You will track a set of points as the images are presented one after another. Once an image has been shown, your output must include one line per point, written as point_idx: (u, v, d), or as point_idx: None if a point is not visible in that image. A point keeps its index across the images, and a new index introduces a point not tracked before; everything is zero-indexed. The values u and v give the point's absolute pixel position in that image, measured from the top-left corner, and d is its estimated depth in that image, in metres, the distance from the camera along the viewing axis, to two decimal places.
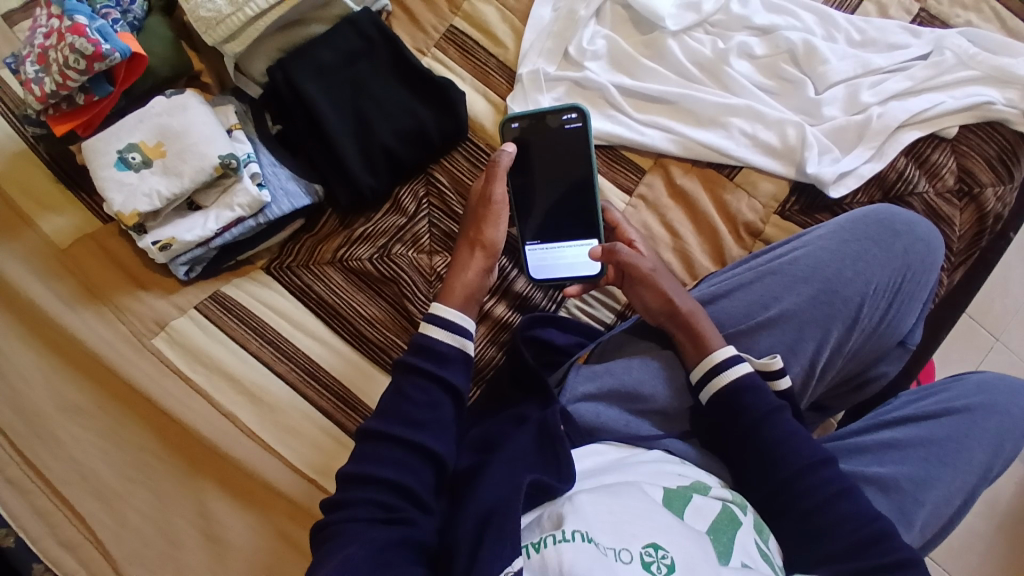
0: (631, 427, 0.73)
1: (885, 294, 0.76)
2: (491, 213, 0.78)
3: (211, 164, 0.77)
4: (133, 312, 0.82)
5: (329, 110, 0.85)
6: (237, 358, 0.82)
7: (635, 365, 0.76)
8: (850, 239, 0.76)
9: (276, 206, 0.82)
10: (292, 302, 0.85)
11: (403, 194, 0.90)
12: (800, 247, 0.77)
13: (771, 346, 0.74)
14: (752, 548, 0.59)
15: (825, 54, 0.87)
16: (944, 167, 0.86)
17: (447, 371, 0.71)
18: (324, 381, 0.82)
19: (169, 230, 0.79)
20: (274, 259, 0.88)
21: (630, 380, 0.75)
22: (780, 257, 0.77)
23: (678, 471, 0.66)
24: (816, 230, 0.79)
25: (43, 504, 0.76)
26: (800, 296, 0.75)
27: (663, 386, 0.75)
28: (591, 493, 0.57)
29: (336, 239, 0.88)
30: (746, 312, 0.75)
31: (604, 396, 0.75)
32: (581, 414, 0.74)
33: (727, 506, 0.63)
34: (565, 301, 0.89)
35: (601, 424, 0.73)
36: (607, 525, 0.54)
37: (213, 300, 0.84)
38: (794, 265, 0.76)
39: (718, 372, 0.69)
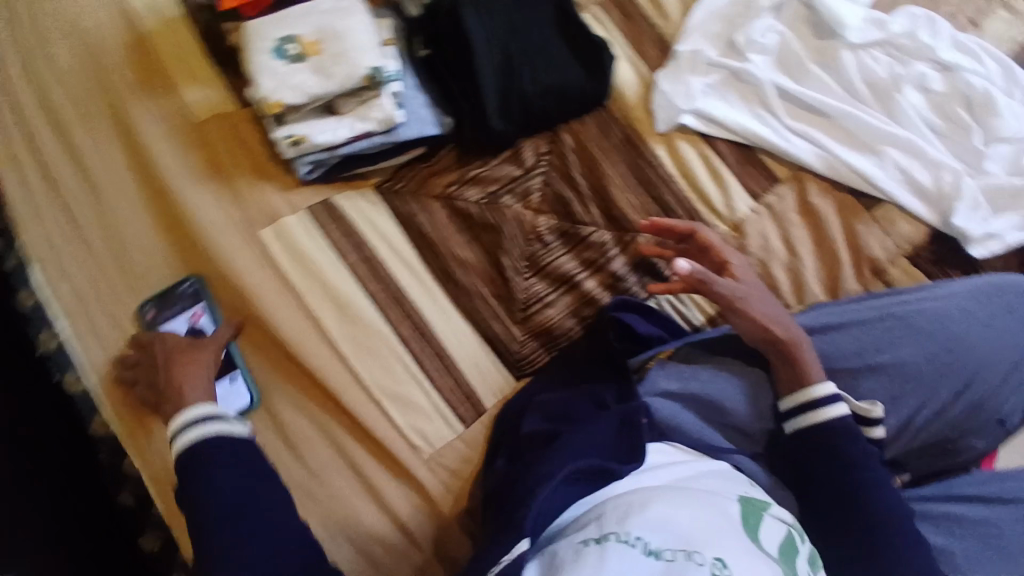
0: (703, 435, 0.73)
1: (1001, 368, 0.73)
2: None
3: (360, 74, 0.79)
4: (251, 201, 0.86)
5: (480, 44, 0.83)
6: (335, 268, 0.84)
7: (723, 379, 0.76)
8: (978, 308, 0.74)
9: (406, 130, 0.84)
10: (394, 226, 0.87)
11: (526, 147, 0.89)
12: (926, 299, 0.74)
13: (867, 389, 0.72)
14: None
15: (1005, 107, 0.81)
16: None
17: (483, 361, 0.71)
18: (408, 309, 0.84)
19: (304, 127, 0.81)
20: (387, 179, 0.89)
21: (713, 392, 0.75)
22: (904, 304, 0.74)
23: (745, 487, 0.63)
24: (952, 285, 0.76)
25: (124, 359, 0.80)
26: (914, 350, 0.72)
27: (745, 403, 0.75)
28: (664, 498, 0.55)
29: (448, 176, 0.89)
30: (857, 351, 0.72)
31: (684, 399, 0.75)
32: (657, 410, 0.74)
33: (788, 531, 0.57)
34: (657, 293, 0.87)
35: (674, 424, 0.73)
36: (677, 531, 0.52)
37: (324, 206, 0.86)
38: (917, 315, 0.73)
39: (817, 407, 0.68)
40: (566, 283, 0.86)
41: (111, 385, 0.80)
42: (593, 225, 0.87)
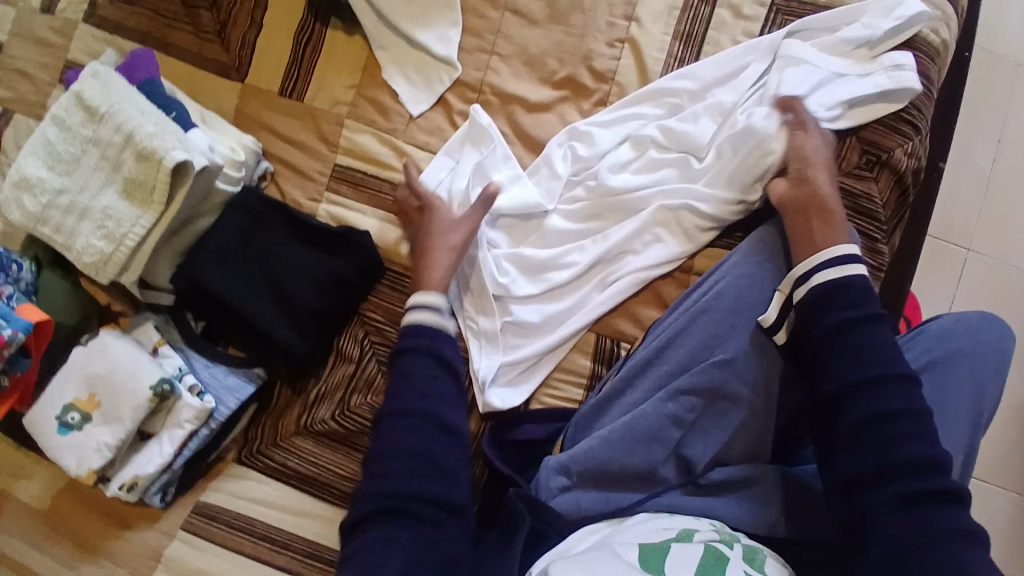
0: (612, 502, 0.72)
1: None
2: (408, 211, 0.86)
3: (144, 397, 0.77)
4: (126, 553, 0.81)
5: (242, 294, 0.84)
6: (237, 566, 0.79)
7: (611, 440, 0.74)
8: (763, 257, 0.78)
9: (223, 406, 0.83)
10: (270, 485, 0.85)
11: (345, 342, 0.89)
12: (721, 279, 0.78)
13: (720, 386, 0.74)
14: None
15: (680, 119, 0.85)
16: (842, 148, 0.83)
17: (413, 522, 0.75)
18: (323, 555, 0.80)
19: (130, 469, 0.80)
20: (242, 447, 0.90)
21: (607, 458, 0.73)
22: (706, 294, 0.78)
23: (665, 525, 0.66)
24: (732, 255, 0.79)
25: None
26: (734, 330, 0.76)
27: (635, 449, 0.73)
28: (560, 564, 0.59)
29: (293, 408, 0.88)
30: (691, 359, 0.76)
31: (582, 481, 0.74)
32: (563, 508, 0.72)
33: (710, 545, 0.61)
34: (539, 395, 0.85)
35: (583, 512, 0.72)
36: None
37: (196, 514, 0.83)
38: (720, 299, 0.77)
39: (818, 269, 0.72)
40: None
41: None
42: None
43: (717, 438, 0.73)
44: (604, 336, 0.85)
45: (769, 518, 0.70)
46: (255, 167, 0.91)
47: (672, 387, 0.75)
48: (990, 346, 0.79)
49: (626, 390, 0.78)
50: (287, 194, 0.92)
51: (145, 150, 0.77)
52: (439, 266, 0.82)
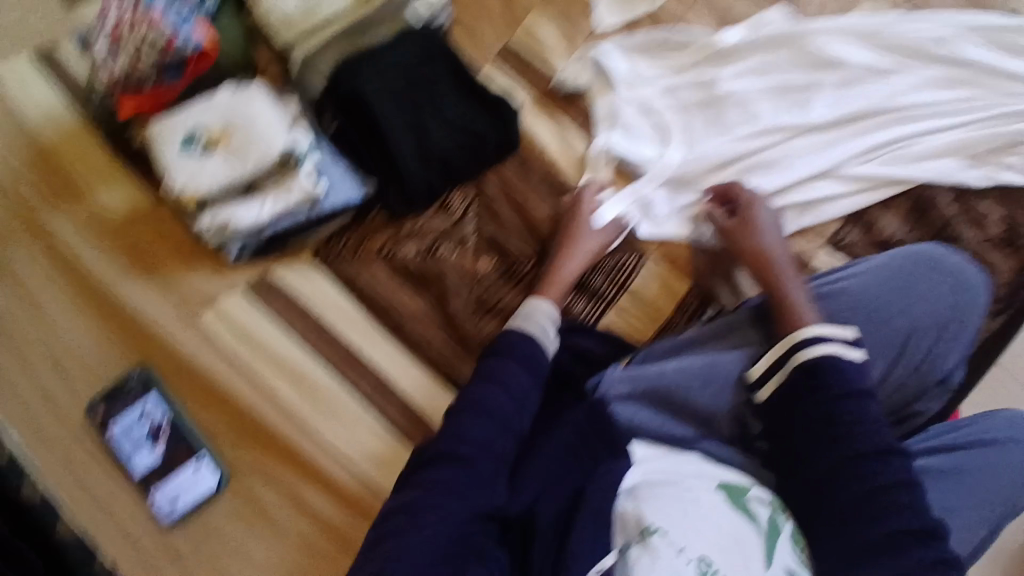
0: (666, 430, 0.74)
1: (930, 330, 0.79)
2: (571, 254, 0.85)
3: (274, 154, 0.83)
4: (183, 291, 0.85)
5: (390, 107, 0.85)
6: (284, 340, 0.86)
7: (690, 366, 0.75)
8: (898, 272, 0.81)
9: (329, 199, 0.85)
10: (336, 293, 0.88)
11: (453, 197, 0.92)
12: (852, 276, 0.82)
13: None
14: (793, 555, 0.62)
15: (764, 179, 0.89)
16: (986, 214, 0.90)
17: (519, 355, 0.74)
18: (365, 370, 0.85)
19: (227, 211, 0.81)
20: (320, 247, 0.90)
21: (669, 383, 0.75)
22: (833, 284, 0.82)
23: (716, 471, 0.67)
24: (868, 260, 0.83)
25: (88, 455, 0.80)
26: (851, 322, 0.79)
27: (702, 389, 0.75)
28: (650, 487, 0.65)
29: (382, 234, 0.91)
30: None
31: (642, 398, 0.75)
32: (620, 415, 0.73)
33: (771, 513, 0.65)
34: (605, 316, 0.89)
35: (635, 424, 0.74)
36: (676, 522, 0.61)
37: (261, 284, 0.87)
38: (846, 293, 0.81)
39: (800, 349, 0.71)
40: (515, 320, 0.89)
41: (87, 492, 0.80)
42: (529, 259, 0.90)
43: None
44: (694, 290, 0.89)
45: None
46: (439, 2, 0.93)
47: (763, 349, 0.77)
48: None
49: (716, 339, 0.79)
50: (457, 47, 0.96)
51: None
52: (564, 270, 0.85)
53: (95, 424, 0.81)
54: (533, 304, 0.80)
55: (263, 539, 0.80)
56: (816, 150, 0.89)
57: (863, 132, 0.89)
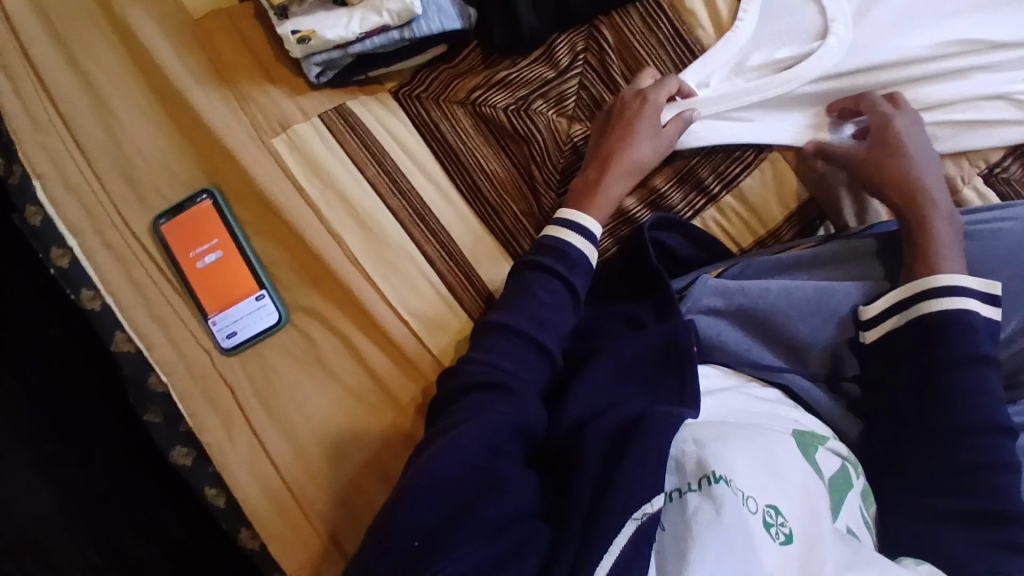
0: (752, 354, 0.67)
1: None
2: (619, 163, 0.73)
3: None
4: (258, 106, 0.78)
5: None
6: (352, 179, 0.77)
7: (794, 291, 0.68)
8: None
9: (424, 23, 0.74)
10: (416, 138, 0.80)
11: (559, 43, 0.80)
12: (1010, 221, 0.70)
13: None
14: (858, 514, 0.58)
15: (931, 91, 0.75)
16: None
17: (576, 271, 0.70)
18: (434, 228, 0.78)
19: (311, 21, 0.73)
20: (405, 83, 0.82)
21: (765, 305, 0.67)
22: (985, 226, 0.71)
23: (793, 417, 0.63)
24: None
25: (147, 264, 0.77)
26: (994, 273, 0.69)
27: (802, 318, 0.67)
28: (719, 428, 0.56)
29: (474, 78, 0.81)
30: None
31: (734, 315, 0.69)
32: (700, 328, 0.68)
33: (844, 465, 0.61)
34: (702, 211, 0.79)
35: (718, 342, 0.68)
36: (747, 470, 0.52)
37: (338, 112, 0.79)
38: (997, 239, 0.70)
39: (931, 297, 0.63)
40: None
41: (142, 309, 0.75)
42: None
43: None
44: (813, 202, 0.78)
45: None
46: None
47: (876, 289, 0.69)
48: None
49: (825, 267, 0.72)
50: None
51: None
52: (611, 189, 0.73)
53: (159, 238, 0.77)
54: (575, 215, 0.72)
55: (309, 385, 0.74)
56: (991, 71, 0.76)
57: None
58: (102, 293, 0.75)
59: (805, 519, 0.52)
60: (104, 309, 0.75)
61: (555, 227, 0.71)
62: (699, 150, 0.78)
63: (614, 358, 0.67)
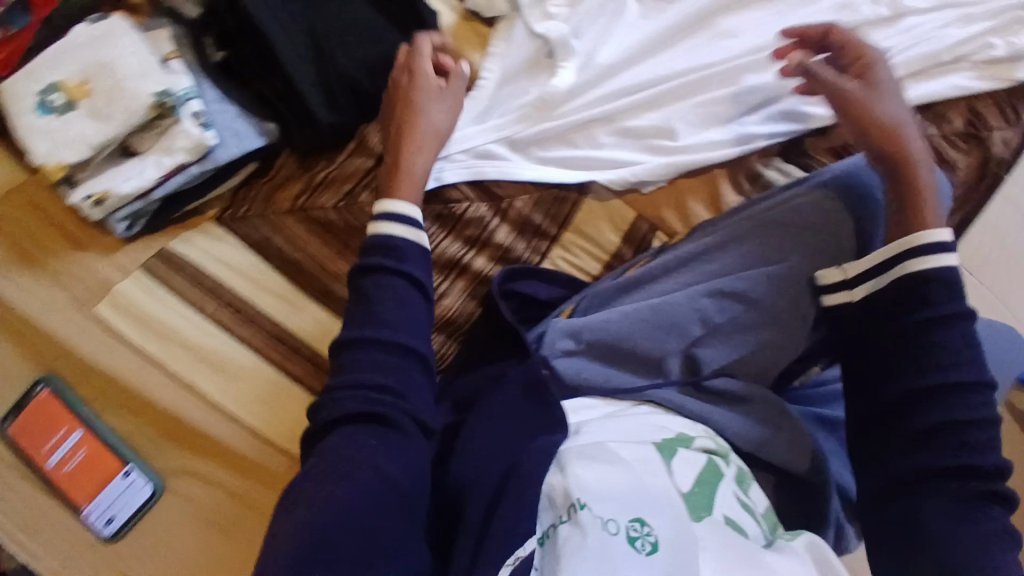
0: (613, 382, 0.72)
1: (888, 247, 0.74)
2: (422, 143, 0.72)
3: (144, 104, 0.69)
4: (77, 278, 0.76)
5: (279, 33, 0.71)
6: (191, 323, 0.76)
7: (631, 314, 0.73)
8: (854, 186, 0.74)
9: (223, 151, 0.74)
10: (249, 257, 0.79)
11: (369, 132, 0.81)
12: (804, 195, 0.75)
13: (759, 298, 0.72)
14: (733, 501, 0.61)
15: (717, 107, 0.78)
16: (949, 105, 0.77)
17: (411, 261, 0.64)
18: (293, 344, 0.77)
19: (103, 181, 0.72)
20: (226, 207, 0.81)
21: (611, 334, 0.73)
22: (782, 206, 0.76)
23: (662, 423, 0.67)
24: (820, 174, 0.76)
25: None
26: (802, 246, 0.73)
27: (646, 336, 0.72)
28: (580, 455, 0.59)
29: (295, 184, 0.81)
30: (742, 266, 0.74)
31: (588, 351, 0.74)
32: (563, 371, 0.72)
33: (711, 458, 0.64)
34: (550, 254, 0.83)
35: (582, 380, 0.72)
36: (606, 492, 0.55)
37: (160, 256, 0.77)
38: (796, 215, 0.74)
39: (927, 250, 0.61)
40: (455, 268, 0.81)
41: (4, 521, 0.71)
42: (464, 198, 0.81)
43: (737, 349, 0.73)
44: (642, 219, 0.82)
45: (758, 435, 0.71)
46: None
47: (706, 288, 0.73)
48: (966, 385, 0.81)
49: (661, 278, 0.77)
50: None
51: None
52: (415, 162, 0.71)
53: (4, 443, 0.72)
54: (381, 204, 0.66)
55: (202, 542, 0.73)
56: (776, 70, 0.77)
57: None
58: None
59: (670, 530, 0.54)
60: None
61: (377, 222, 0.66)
62: (528, 199, 0.82)
63: (491, 420, 0.67)
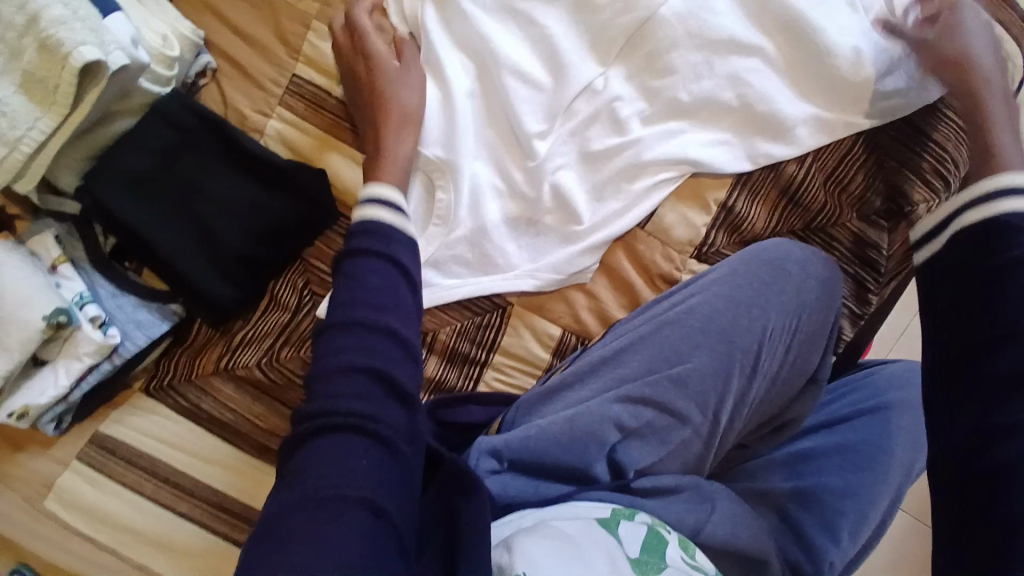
0: (540, 493, 0.69)
1: (783, 337, 0.75)
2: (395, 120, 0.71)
3: (36, 328, 0.67)
4: (17, 477, 0.77)
5: (155, 228, 0.72)
6: (136, 507, 0.77)
7: (547, 429, 0.71)
8: (745, 278, 0.76)
9: (130, 343, 0.73)
10: (180, 427, 0.78)
11: (280, 288, 0.80)
12: (696, 293, 0.76)
13: (668, 399, 0.72)
14: (682, 560, 0.62)
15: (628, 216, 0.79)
16: (861, 188, 0.81)
17: (392, 243, 0.58)
18: (235, 510, 0.77)
19: (20, 397, 0.71)
20: (152, 377, 0.80)
21: (532, 450, 0.70)
22: (679, 305, 0.76)
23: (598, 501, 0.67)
24: (714, 270, 0.78)
25: None
26: (704, 342, 0.74)
27: (568, 448, 0.70)
28: (525, 533, 0.59)
29: (215, 347, 0.79)
30: (647, 368, 0.74)
31: (514, 468, 0.70)
32: (499, 492, 0.68)
33: (654, 527, 0.65)
34: (483, 376, 0.82)
35: (511, 498, 0.68)
36: (545, 561, 0.56)
37: (94, 445, 0.78)
38: (692, 314, 0.75)
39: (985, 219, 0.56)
40: None
41: None
42: None
43: (654, 452, 0.72)
44: (568, 332, 0.81)
45: (694, 519, 0.69)
46: (192, 62, 0.78)
47: (621, 394, 0.72)
48: (906, 426, 0.82)
49: (575, 386, 0.75)
50: (229, 102, 0.79)
51: (49, 41, 0.64)
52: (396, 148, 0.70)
53: None
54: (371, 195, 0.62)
55: None
56: (676, 180, 0.80)
57: (726, 144, 0.79)
58: None
59: None
60: None
61: (365, 208, 0.61)
62: (452, 329, 0.81)
63: None
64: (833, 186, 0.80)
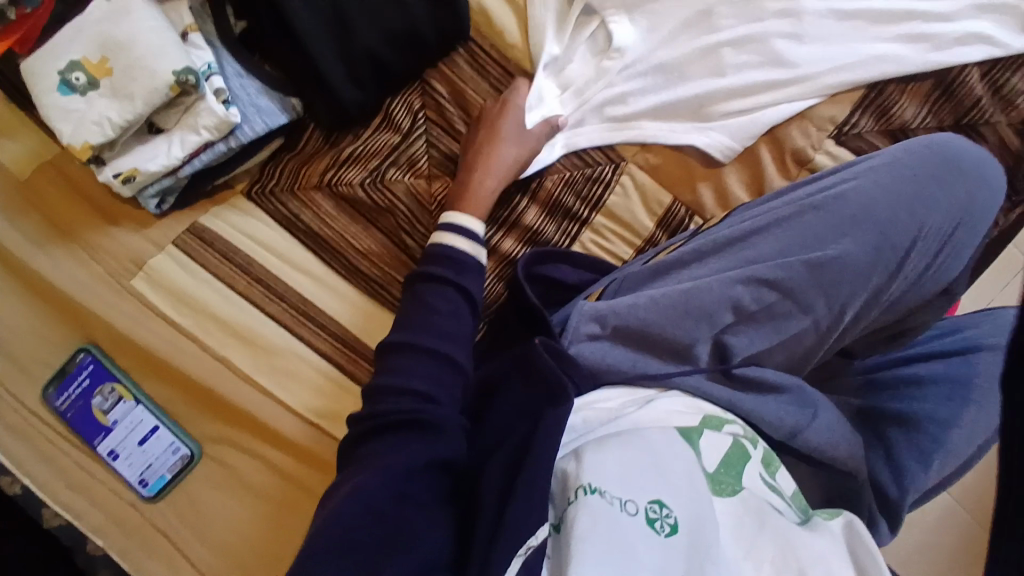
0: (638, 367, 0.67)
1: (937, 238, 0.71)
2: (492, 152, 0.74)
3: (164, 83, 0.67)
4: (107, 251, 0.77)
5: (299, 12, 0.70)
6: (223, 298, 0.77)
7: (650, 301, 0.68)
8: (906, 172, 0.71)
9: (247, 127, 0.72)
10: (278, 233, 0.78)
11: (396, 107, 0.79)
12: (851, 181, 0.71)
13: (800, 286, 0.69)
14: (760, 481, 0.59)
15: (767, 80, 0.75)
16: (1022, 94, 0.77)
17: (466, 275, 0.70)
18: (319, 320, 0.77)
19: (130, 159, 0.71)
20: (254, 182, 0.79)
21: (633, 320, 0.68)
22: (830, 191, 0.71)
23: (690, 404, 0.63)
24: (874, 158, 0.73)
25: (51, 437, 0.76)
26: (853, 228, 0.70)
27: (672, 318, 0.68)
28: (595, 445, 0.56)
29: (323, 159, 0.79)
30: (781, 252, 0.70)
31: (614, 336, 0.69)
32: (583, 356, 0.67)
33: (738, 440, 0.61)
34: (580, 236, 0.79)
35: (605, 365, 0.67)
36: (616, 475, 0.53)
37: (191, 233, 0.78)
38: (844, 202, 0.71)
39: None
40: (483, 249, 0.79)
41: (56, 482, 0.75)
42: None
43: (767, 337, 0.69)
44: (679, 202, 0.79)
45: (789, 423, 0.66)
46: None
47: (746, 274, 0.69)
48: None
49: (690, 264, 0.72)
50: None
51: None
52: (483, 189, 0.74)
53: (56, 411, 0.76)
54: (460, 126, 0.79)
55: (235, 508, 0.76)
56: (827, 53, 0.76)
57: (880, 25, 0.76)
58: (18, 477, 0.74)
59: (693, 510, 0.52)
60: (27, 491, 0.75)
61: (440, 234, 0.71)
62: (560, 178, 0.78)
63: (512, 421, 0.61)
64: (988, 85, 0.76)
